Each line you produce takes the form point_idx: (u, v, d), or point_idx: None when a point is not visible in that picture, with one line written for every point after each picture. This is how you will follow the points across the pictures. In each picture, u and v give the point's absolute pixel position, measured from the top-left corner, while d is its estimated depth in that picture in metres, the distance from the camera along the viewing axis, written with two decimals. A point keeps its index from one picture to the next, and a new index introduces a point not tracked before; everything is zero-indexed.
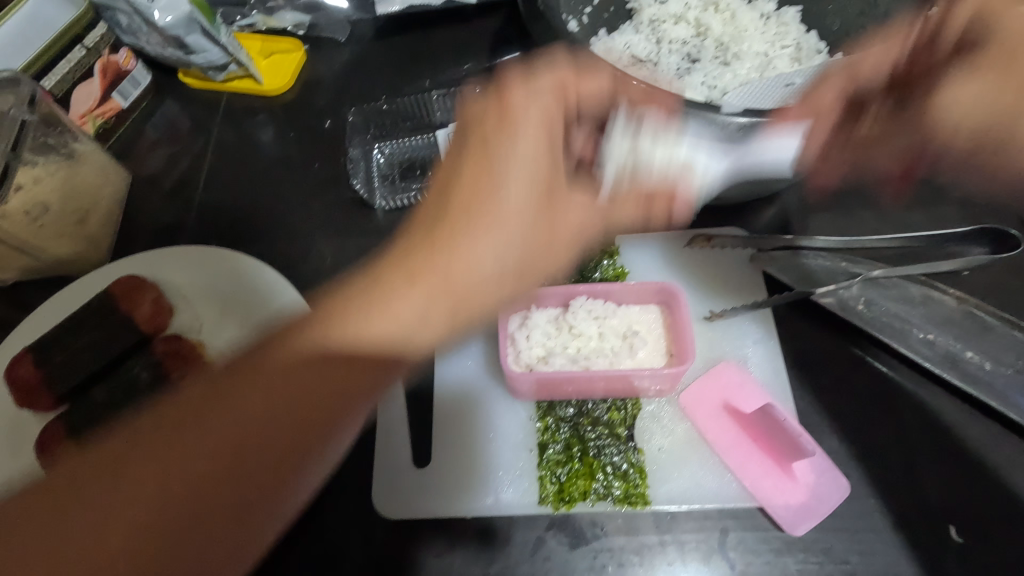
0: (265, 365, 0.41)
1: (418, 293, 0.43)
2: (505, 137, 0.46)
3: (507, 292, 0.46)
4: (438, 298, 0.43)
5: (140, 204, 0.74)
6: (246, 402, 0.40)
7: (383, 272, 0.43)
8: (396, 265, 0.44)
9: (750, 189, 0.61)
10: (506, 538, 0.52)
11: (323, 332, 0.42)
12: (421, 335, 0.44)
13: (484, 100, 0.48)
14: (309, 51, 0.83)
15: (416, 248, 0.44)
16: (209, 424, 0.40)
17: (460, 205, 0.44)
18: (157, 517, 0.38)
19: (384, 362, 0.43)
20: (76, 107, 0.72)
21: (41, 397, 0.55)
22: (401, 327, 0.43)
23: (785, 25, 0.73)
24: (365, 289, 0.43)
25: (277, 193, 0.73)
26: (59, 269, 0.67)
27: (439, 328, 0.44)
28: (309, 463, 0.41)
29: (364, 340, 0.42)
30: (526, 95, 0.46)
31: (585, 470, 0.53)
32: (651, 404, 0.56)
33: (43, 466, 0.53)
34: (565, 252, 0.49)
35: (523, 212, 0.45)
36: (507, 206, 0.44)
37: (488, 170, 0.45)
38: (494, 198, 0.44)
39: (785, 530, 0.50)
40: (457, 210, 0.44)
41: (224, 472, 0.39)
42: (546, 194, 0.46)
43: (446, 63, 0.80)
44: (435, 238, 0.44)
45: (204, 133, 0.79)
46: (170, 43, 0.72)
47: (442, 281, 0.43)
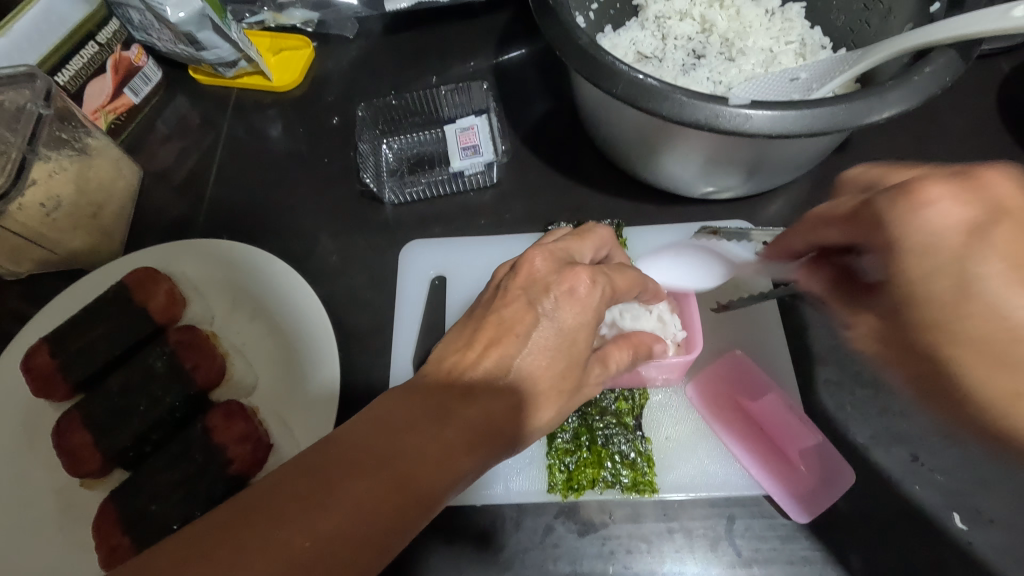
0: (292, 493, 0.32)
1: (469, 416, 0.36)
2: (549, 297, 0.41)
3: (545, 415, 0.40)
4: (486, 420, 0.37)
5: (152, 198, 0.75)
6: (267, 538, 0.30)
7: (424, 409, 0.36)
8: (444, 384, 0.37)
9: (755, 183, 0.62)
10: (515, 525, 0.53)
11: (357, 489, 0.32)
12: (468, 454, 0.36)
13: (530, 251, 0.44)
14: (318, 48, 0.84)
15: (461, 367, 0.38)
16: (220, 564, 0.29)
17: (509, 320, 0.40)
18: None
19: (431, 488, 0.34)
20: (89, 103, 0.72)
21: (56, 387, 0.55)
22: (446, 452, 0.35)
23: (790, 21, 0.73)
24: (409, 410, 0.36)
25: (287, 189, 0.74)
26: (72, 261, 0.68)
27: (487, 445, 0.37)
28: None
29: (412, 467, 0.34)
30: (574, 299, 0.41)
31: (593, 459, 0.54)
32: (658, 394, 0.58)
33: (60, 451, 0.53)
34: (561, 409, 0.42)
35: (566, 349, 0.40)
36: (562, 349, 0.40)
37: (532, 319, 0.40)
38: (526, 369, 0.39)
39: (791, 517, 0.51)
40: (503, 341, 0.39)
41: None
42: (571, 362, 0.40)
43: (453, 59, 0.81)
44: (480, 376, 0.38)
45: (214, 128, 0.80)
46: (181, 40, 0.72)
47: (487, 423, 0.37)
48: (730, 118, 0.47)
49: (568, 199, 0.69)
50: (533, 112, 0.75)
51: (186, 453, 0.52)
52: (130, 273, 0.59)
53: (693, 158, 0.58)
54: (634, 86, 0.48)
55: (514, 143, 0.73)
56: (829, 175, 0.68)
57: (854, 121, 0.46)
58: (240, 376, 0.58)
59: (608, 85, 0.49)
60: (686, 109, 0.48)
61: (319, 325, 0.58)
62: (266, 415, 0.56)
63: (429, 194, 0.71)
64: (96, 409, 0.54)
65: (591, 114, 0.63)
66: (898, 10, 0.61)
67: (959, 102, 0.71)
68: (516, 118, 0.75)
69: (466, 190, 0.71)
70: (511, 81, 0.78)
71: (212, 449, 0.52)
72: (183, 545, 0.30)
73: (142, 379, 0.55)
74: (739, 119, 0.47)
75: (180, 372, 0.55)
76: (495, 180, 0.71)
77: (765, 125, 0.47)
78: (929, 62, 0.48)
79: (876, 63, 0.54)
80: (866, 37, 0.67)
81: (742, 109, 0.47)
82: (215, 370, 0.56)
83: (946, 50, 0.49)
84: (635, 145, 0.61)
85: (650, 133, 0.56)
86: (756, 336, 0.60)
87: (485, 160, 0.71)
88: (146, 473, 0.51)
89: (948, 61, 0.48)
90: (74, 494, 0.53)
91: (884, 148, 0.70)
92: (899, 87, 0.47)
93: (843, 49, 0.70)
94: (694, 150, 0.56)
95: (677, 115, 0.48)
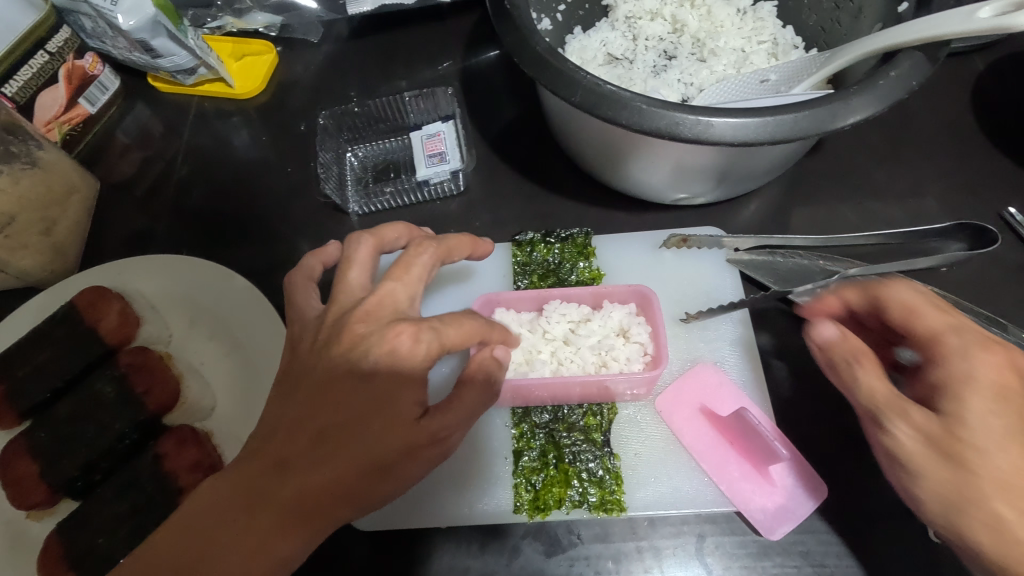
0: (286, 447, 0.38)
1: (335, 457, 0.38)
2: (339, 438, 0.38)
3: (377, 437, 0.38)
4: (363, 455, 0.38)
5: (111, 211, 0.73)
6: (285, 468, 0.38)
7: (300, 422, 0.39)
8: (326, 426, 0.39)
9: (725, 187, 0.60)
10: (481, 546, 0.51)
11: (312, 445, 0.38)
12: (353, 487, 0.38)
13: (294, 416, 0.39)
14: (282, 53, 0.81)
15: (349, 421, 0.38)
16: (282, 479, 0.38)
17: (353, 411, 0.39)
18: (241, 528, 0.37)
19: (334, 486, 0.38)
20: (41, 114, 0.69)
21: (3, 414, 0.54)
22: (333, 473, 0.38)
23: (761, 20, 0.71)
24: (311, 425, 0.39)
25: (249, 200, 0.72)
26: (24, 280, 0.65)
27: (354, 499, 0.38)
28: (340, 503, 0.38)
29: (318, 471, 0.38)
30: (404, 273, 0.43)
31: (560, 477, 0.53)
32: (628, 408, 0.56)
33: (4, 483, 0.52)
34: (401, 434, 0.39)
35: (377, 414, 0.39)
36: (363, 415, 0.39)
37: (359, 418, 0.39)
38: (374, 430, 0.38)
39: (763, 534, 0.50)
40: (358, 428, 0.38)
41: (277, 505, 0.37)
42: (392, 446, 0.38)
43: (419, 64, 0.79)
44: (356, 422, 0.38)
45: (177, 136, 0.78)
46: (136, 47, 0.70)
47: (367, 480, 0.38)
48: (691, 127, 0.45)
49: (535, 207, 0.67)
50: (502, 115, 0.73)
51: (135, 484, 0.51)
52: (80, 293, 0.57)
53: (661, 164, 0.56)
54: (593, 93, 0.47)
55: (482, 150, 0.71)
56: (801, 177, 0.67)
57: (818, 127, 0.45)
58: (195, 400, 0.56)
59: (566, 93, 0.47)
60: (646, 118, 0.46)
61: (275, 343, 0.55)
62: (222, 438, 0.55)
63: (394, 203, 0.69)
64: (42, 437, 0.53)
65: (556, 120, 0.60)
66: (869, 8, 0.58)
67: (935, 100, 0.70)
68: (483, 124, 0.73)
69: (432, 200, 0.69)
70: (478, 84, 0.76)
71: (163, 477, 0.51)
72: (247, 477, 0.38)
73: (91, 406, 0.54)
74: (700, 126, 0.45)
75: (129, 397, 0.54)
76: (462, 188, 0.69)
77: (726, 132, 0.45)
78: (900, 61, 0.46)
79: (840, 68, 0.53)
80: (836, 37, 0.65)
81: (702, 115, 0.45)
82: (167, 393, 0.55)
83: (912, 52, 0.47)
84: (600, 152, 0.59)
85: (614, 140, 0.55)
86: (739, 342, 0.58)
87: (451, 167, 0.69)
88: (96, 503, 0.51)
89: (916, 64, 0.46)
90: (20, 525, 0.52)
91: (856, 149, 0.68)
92: (864, 91, 0.45)
93: (815, 48, 0.68)
94: (662, 155, 0.54)
95: (637, 123, 0.46)
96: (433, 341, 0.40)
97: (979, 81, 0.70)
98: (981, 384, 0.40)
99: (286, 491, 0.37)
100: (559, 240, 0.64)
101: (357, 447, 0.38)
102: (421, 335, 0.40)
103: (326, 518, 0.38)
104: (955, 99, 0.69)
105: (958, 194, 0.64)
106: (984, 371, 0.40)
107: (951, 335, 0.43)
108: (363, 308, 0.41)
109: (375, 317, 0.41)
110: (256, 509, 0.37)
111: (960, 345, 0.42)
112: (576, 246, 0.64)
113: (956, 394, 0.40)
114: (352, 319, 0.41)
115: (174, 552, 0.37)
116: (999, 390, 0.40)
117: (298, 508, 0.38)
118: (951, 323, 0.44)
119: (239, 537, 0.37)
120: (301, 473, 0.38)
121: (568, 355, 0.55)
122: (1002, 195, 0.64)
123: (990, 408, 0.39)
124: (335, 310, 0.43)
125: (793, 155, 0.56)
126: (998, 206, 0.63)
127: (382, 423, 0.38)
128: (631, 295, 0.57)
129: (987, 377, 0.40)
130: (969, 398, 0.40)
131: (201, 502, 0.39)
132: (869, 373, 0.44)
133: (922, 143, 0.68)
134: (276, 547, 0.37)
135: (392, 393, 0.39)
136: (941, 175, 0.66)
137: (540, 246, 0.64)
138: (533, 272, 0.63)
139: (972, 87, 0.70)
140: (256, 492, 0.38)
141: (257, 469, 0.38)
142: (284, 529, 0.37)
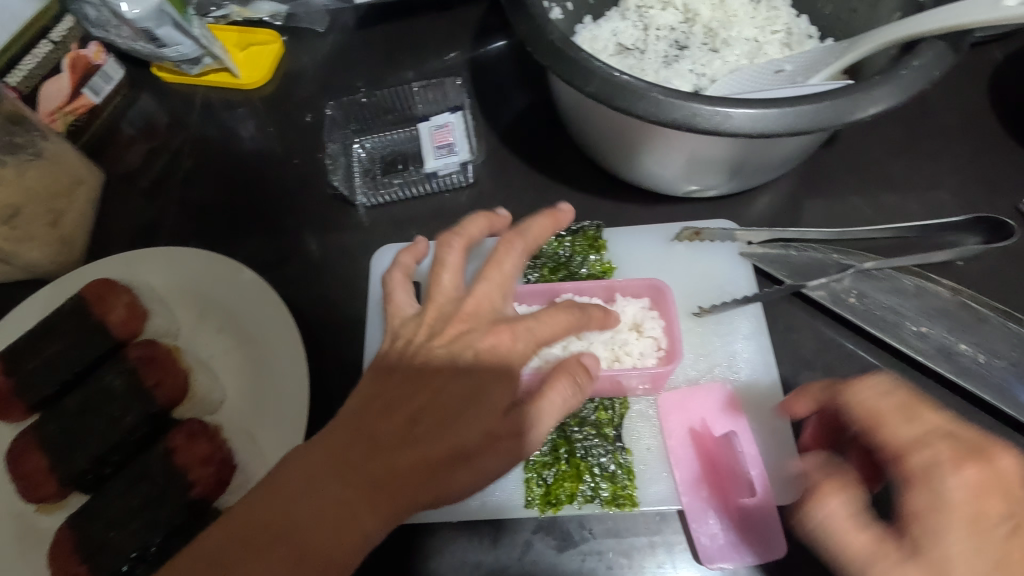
0: (380, 423, 0.39)
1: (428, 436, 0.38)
2: (433, 419, 0.39)
3: (469, 421, 0.39)
4: (455, 436, 0.38)
5: (117, 203, 0.72)
6: (378, 441, 0.38)
7: (397, 401, 0.40)
8: (422, 406, 0.39)
9: (738, 180, 0.59)
10: (492, 540, 0.51)
11: (405, 423, 0.39)
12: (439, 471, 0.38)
13: (390, 396, 0.40)
14: (288, 42, 0.81)
15: (446, 404, 0.40)
16: (373, 451, 0.38)
17: (449, 396, 0.40)
18: (326, 497, 0.37)
19: (420, 467, 0.37)
20: (45, 104, 0.70)
21: (13, 407, 0.54)
22: (422, 454, 0.38)
23: (776, 9, 0.70)
24: (408, 405, 0.40)
25: (256, 192, 0.71)
26: (31, 271, 0.64)
27: (438, 485, 0.38)
28: (424, 485, 0.37)
29: (409, 448, 0.38)
30: (496, 271, 0.45)
31: (572, 472, 0.52)
32: (639, 403, 0.56)
33: (15, 475, 0.52)
34: (491, 422, 0.39)
35: (472, 400, 0.40)
36: (459, 400, 0.40)
37: (455, 402, 0.40)
38: (466, 416, 0.39)
39: (701, 561, 0.49)
40: (450, 411, 0.39)
41: (364, 478, 0.37)
42: (482, 431, 0.39)
43: (428, 53, 0.78)
44: (449, 406, 0.40)
45: (182, 127, 0.77)
46: (140, 37, 0.69)
47: (453, 466, 0.38)
48: (709, 117, 0.44)
49: (544, 199, 0.67)
50: (511, 106, 0.73)
51: (146, 477, 0.51)
52: (88, 285, 0.57)
53: (675, 155, 0.55)
54: (608, 83, 0.46)
55: (491, 142, 0.70)
56: (814, 170, 0.66)
57: (839, 119, 0.44)
58: (205, 393, 0.56)
59: (581, 84, 0.46)
60: (662, 109, 0.45)
61: (285, 335, 0.55)
62: (233, 431, 0.55)
63: (403, 195, 0.68)
64: (52, 430, 0.53)
65: (566, 110, 0.59)
66: None
67: (951, 91, 0.69)
68: (492, 115, 0.72)
69: (441, 191, 0.69)
70: (487, 74, 0.75)
71: (173, 471, 0.51)
72: (338, 451, 0.38)
73: (100, 399, 0.53)
74: (718, 117, 0.44)
75: (138, 390, 0.54)
76: (471, 180, 0.68)
77: (745, 123, 0.44)
78: (922, 51, 0.45)
79: (859, 58, 0.52)
80: (853, 26, 0.64)
81: (720, 106, 0.44)
82: (176, 387, 0.55)
83: (934, 42, 0.46)
84: (612, 144, 0.58)
85: (627, 131, 0.54)
86: (750, 335, 0.58)
87: (461, 159, 0.68)
88: (106, 497, 0.50)
89: (939, 54, 0.45)
90: (33, 518, 0.52)
91: (870, 140, 0.67)
92: (886, 82, 0.44)
93: (831, 37, 0.67)
94: (676, 146, 0.53)
95: (653, 115, 0.45)
96: (529, 341, 0.43)
97: (997, 71, 0.69)
98: (953, 519, 0.33)
99: (374, 468, 0.37)
100: (569, 233, 0.63)
101: (448, 428, 0.39)
102: (518, 335, 0.43)
103: (409, 498, 0.37)
104: (972, 89, 0.68)
105: (975, 187, 0.64)
106: (961, 505, 0.33)
107: (917, 455, 0.36)
108: (462, 312, 0.43)
109: (473, 318, 0.43)
110: (345, 482, 0.37)
111: (933, 463, 0.35)
112: (586, 239, 0.63)
113: (930, 535, 0.33)
114: (414, 338, 0.43)
115: (258, 517, 0.36)
116: (976, 522, 0.33)
117: (385, 483, 0.37)
118: (918, 434, 0.37)
119: (325, 507, 0.36)
120: (393, 448, 0.38)
121: (580, 350, 0.54)
122: (1019, 189, 0.63)
123: (970, 547, 0.32)
124: (432, 309, 0.44)
125: (808, 147, 0.55)
126: (1015, 199, 0.63)
127: (474, 406, 0.39)
128: (642, 288, 0.57)
129: (964, 505, 0.33)
130: (947, 541, 0.33)
131: (287, 471, 0.38)
132: (831, 510, 0.37)
133: (937, 135, 0.67)
134: (360, 521, 0.36)
135: (486, 383, 0.40)
136: (958, 167, 0.65)
137: (551, 239, 0.62)
138: (543, 265, 0.62)
139: (990, 78, 0.69)
140: (347, 464, 0.37)
141: (348, 441, 0.38)
142: (370, 506, 0.37)
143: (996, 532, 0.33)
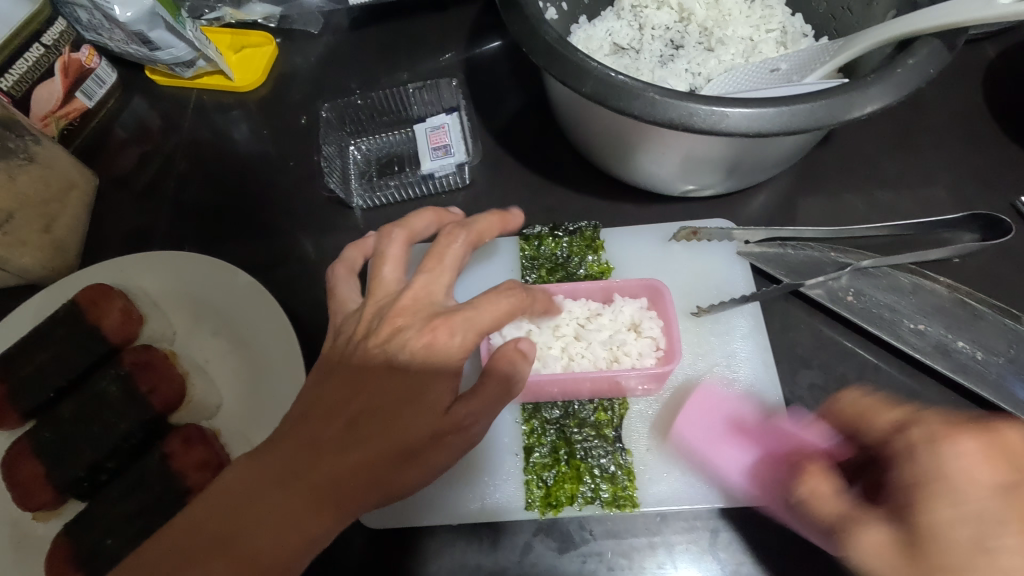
0: (322, 427, 0.38)
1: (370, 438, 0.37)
2: (374, 421, 0.38)
3: (410, 420, 0.38)
4: (397, 438, 0.38)
5: (111, 207, 0.72)
6: (320, 446, 0.37)
7: (336, 404, 0.39)
8: (363, 408, 0.38)
9: (733, 179, 0.59)
10: (492, 543, 0.51)
11: (347, 426, 0.38)
12: (383, 472, 0.37)
13: (329, 399, 0.39)
14: (282, 44, 0.80)
15: (387, 405, 0.39)
16: (316, 456, 0.37)
17: (391, 396, 0.39)
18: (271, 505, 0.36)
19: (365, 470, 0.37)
20: (37, 108, 0.68)
21: (7, 414, 0.53)
22: (366, 456, 0.37)
23: (770, 8, 0.70)
24: (348, 407, 0.38)
25: (251, 195, 0.71)
26: (24, 277, 0.64)
27: (382, 485, 0.37)
28: (369, 487, 0.37)
29: (352, 451, 0.37)
30: (436, 263, 0.43)
31: (572, 473, 0.52)
32: (638, 404, 0.56)
33: (9, 484, 0.51)
34: (432, 420, 0.39)
35: (414, 399, 0.39)
36: (401, 400, 0.39)
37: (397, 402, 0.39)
38: (408, 416, 0.38)
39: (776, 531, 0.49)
40: (393, 412, 0.38)
41: (308, 484, 0.36)
42: (423, 429, 0.38)
43: (423, 54, 0.78)
44: (391, 407, 0.38)
45: (175, 130, 0.76)
46: (133, 40, 0.68)
47: (396, 466, 0.38)
48: (706, 117, 0.44)
49: (540, 200, 0.67)
50: (507, 107, 0.72)
51: (143, 484, 0.50)
52: (82, 291, 0.56)
53: (670, 155, 0.55)
54: (604, 84, 0.46)
55: (487, 143, 0.70)
56: (810, 168, 0.66)
57: (835, 118, 0.44)
58: (201, 398, 0.55)
59: (577, 84, 0.46)
60: (659, 109, 0.45)
61: (281, 339, 0.54)
62: (231, 436, 0.54)
63: (399, 196, 0.68)
64: (47, 438, 0.52)
65: (562, 110, 0.59)
66: None
67: (946, 88, 0.69)
68: (487, 116, 0.72)
69: (438, 193, 0.69)
70: (482, 75, 0.75)
71: (171, 477, 0.50)
72: (281, 458, 0.37)
73: (95, 405, 0.53)
74: (714, 117, 0.44)
75: (134, 397, 0.53)
76: (468, 181, 0.68)
77: (741, 123, 0.44)
78: (918, 49, 0.46)
79: (854, 57, 0.53)
80: (848, 24, 0.64)
81: (717, 105, 0.44)
82: (173, 392, 0.54)
83: (930, 40, 0.46)
84: (608, 144, 0.58)
85: (622, 130, 0.54)
86: (747, 334, 0.58)
87: (457, 160, 0.68)
88: (102, 504, 0.50)
89: (935, 52, 0.45)
90: (27, 526, 0.51)
91: (866, 138, 0.67)
92: (882, 80, 0.44)
93: (825, 36, 0.68)
94: (671, 146, 0.53)
95: (650, 115, 0.45)
96: (469, 332, 0.40)
97: (991, 68, 0.69)
98: (937, 485, 0.35)
99: (317, 474, 0.36)
100: (567, 234, 0.63)
101: (390, 430, 0.38)
102: (457, 328, 0.40)
103: (355, 501, 0.37)
104: (966, 86, 0.69)
105: (969, 184, 0.64)
106: (957, 467, 0.35)
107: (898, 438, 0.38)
108: (401, 304, 0.42)
109: (412, 311, 0.41)
110: (285, 489, 0.36)
111: (915, 442, 0.37)
112: (584, 239, 0.63)
113: (919, 503, 0.35)
114: (355, 336, 0.42)
115: (199, 528, 0.36)
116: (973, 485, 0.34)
117: (328, 488, 0.36)
118: (900, 420, 0.39)
119: (269, 514, 0.36)
120: (335, 453, 0.37)
121: (578, 351, 0.54)
122: (1014, 185, 0.63)
123: (969, 505, 0.33)
124: (372, 304, 0.43)
125: (804, 146, 0.55)
126: (1010, 196, 0.63)
127: (415, 406, 0.39)
128: (640, 287, 0.56)
129: (957, 472, 0.34)
130: (933, 506, 0.34)
131: (230, 481, 0.37)
132: (816, 491, 0.41)
133: (932, 132, 0.67)
134: (305, 526, 0.36)
135: (425, 381, 0.39)
136: (953, 164, 0.65)
137: (548, 240, 0.63)
138: (541, 266, 0.63)
139: (984, 74, 0.69)
140: (290, 471, 0.37)
141: (289, 447, 0.37)
142: (312, 512, 0.36)
143: (991, 488, 0.33)
